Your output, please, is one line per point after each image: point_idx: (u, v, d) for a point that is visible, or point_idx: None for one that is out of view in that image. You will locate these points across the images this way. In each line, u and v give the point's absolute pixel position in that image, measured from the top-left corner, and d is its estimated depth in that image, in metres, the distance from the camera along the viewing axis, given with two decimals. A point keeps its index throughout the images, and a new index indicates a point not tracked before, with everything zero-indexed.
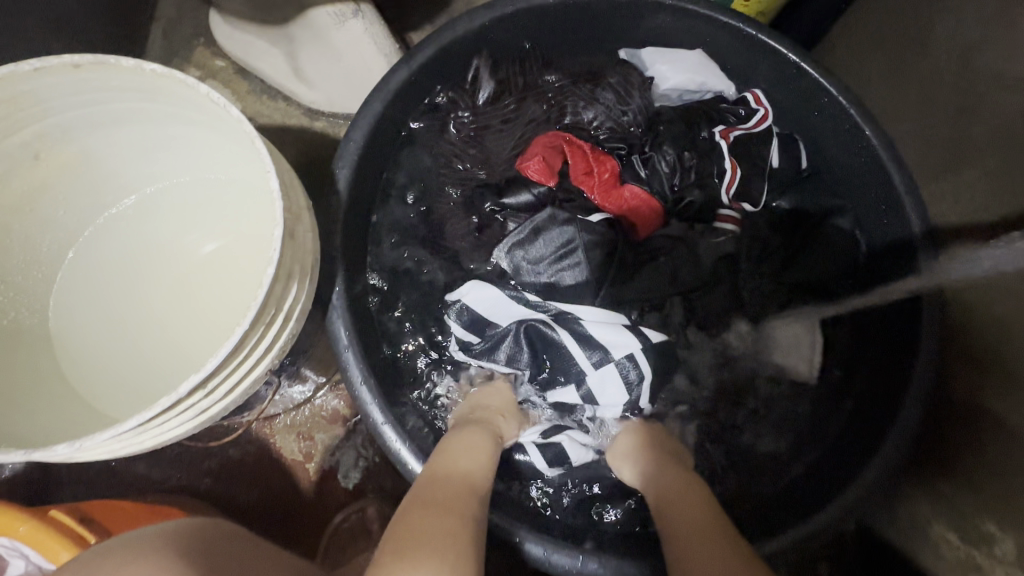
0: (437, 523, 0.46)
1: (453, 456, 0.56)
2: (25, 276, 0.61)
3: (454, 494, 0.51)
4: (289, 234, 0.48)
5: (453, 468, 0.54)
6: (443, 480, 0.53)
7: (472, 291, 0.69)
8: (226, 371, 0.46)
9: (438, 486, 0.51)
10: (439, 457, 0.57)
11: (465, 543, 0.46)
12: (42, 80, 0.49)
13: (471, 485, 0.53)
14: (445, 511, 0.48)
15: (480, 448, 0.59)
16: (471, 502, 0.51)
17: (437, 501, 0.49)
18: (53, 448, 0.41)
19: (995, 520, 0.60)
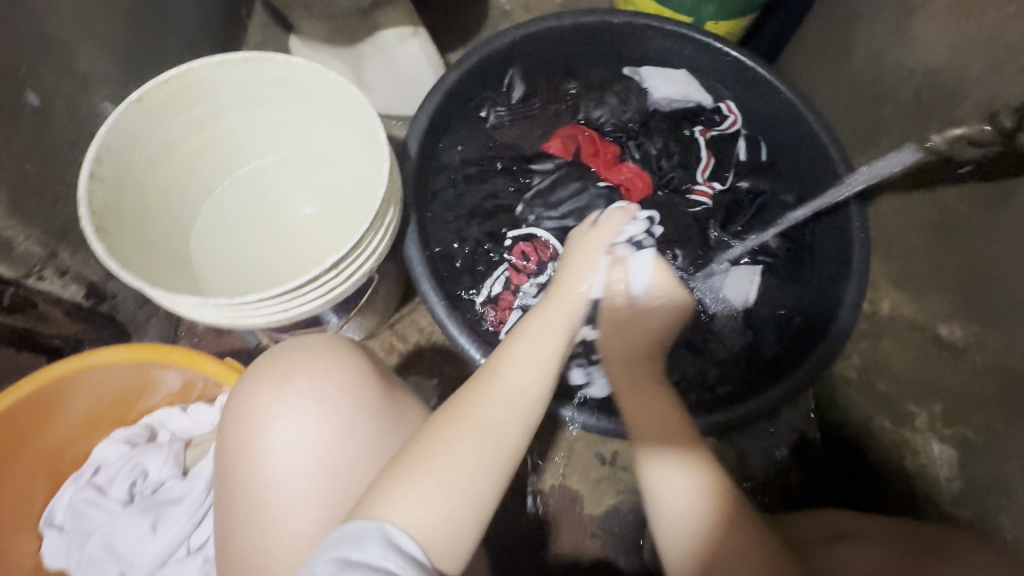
0: (462, 447, 0.51)
1: (511, 354, 0.58)
2: (182, 217, 0.81)
3: (485, 414, 0.53)
4: (392, 174, 0.69)
5: (503, 373, 0.56)
6: (484, 389, 0.55)
7: (522, 229, 0.95)
8: (350, 258, 0.66)
9: (478, 400, 0.54)
10: (503, 352, 0.58)
11: (474, 472, 0.50)
12: (221, 69, 0.71)
13: (517, 398, 0.55)
14: (475, 434, 0.52)
15: (552, 337, 0.60)
16: (513, 409, 0.54)
17: (469, 413, 0.53)
18: (245, 299, 0.61)
19: (915, 401, 0.77)
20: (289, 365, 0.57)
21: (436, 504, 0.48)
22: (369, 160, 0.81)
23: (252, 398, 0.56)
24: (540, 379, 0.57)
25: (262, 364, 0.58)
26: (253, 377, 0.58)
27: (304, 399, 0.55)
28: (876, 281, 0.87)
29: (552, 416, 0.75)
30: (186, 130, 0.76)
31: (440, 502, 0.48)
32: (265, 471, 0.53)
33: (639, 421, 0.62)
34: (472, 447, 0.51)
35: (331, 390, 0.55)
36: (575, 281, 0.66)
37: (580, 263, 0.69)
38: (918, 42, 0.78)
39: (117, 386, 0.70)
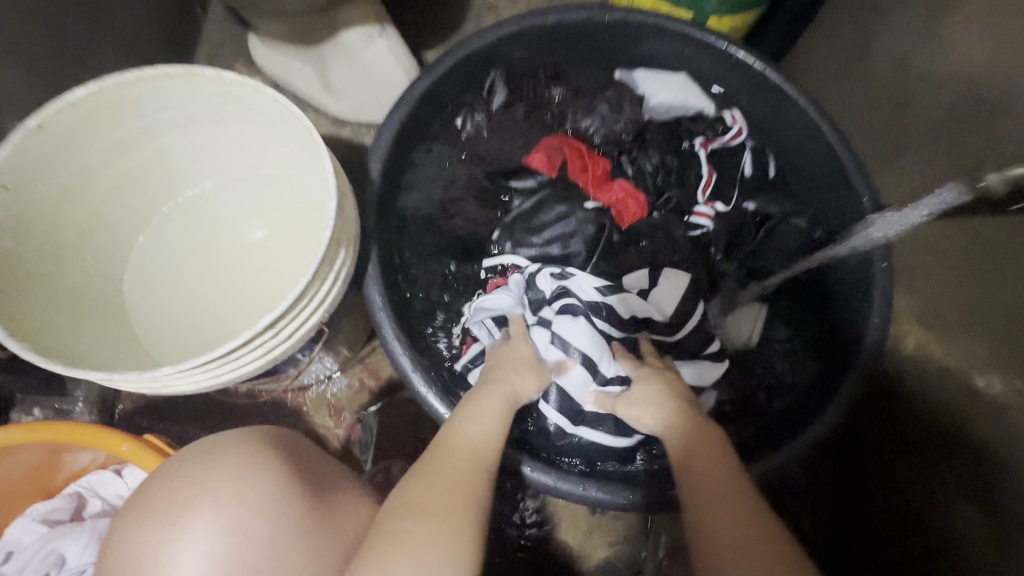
0: (445, 506, 0.53)
1: (465, 424, 0.61)
2: (109, 252, 0.71)
3: (452, 471, 0.55)
4: (342, 210, 0.59)
5: (460, 436, 0.59)
6: (441, 451, 0.58)
7: (492, 258, 0.87)
8: (292, 314, 0.56)
9: (444, 462, 0.56)
10: (451, 423, 0.62)
11: (453, 530, 0.51)
12: (138, 87, 0.60)
13: (478, 454, 0.58)
14: (448, 487, 0.54)
15: (497, 407, 0.63)
16: (474, 471, 0.56)
17: (439, 473, 0.55)
18: (157, 371, 0.51)
19: (942, 455, 0.69)
20: (190, 484, 0.52)
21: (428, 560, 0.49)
22: (322, 187, 0.70)
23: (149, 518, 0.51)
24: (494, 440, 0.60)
25: (164, 474, 0.53)
26: (153, 490, 0.52)
27: (202, 525, 0.50)
28: (898, 315, 0.77)
29: (520, 478, 0.66)
30: (105, 156, 0.65)
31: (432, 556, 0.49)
32: None
33: (690, 455, 0.59)
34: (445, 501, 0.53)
35: (233, 506, 0.50)
36: (519, 375, 0.68)
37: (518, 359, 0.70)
38: (953, 45, 0.67)
39: (25, 465, 0.63)
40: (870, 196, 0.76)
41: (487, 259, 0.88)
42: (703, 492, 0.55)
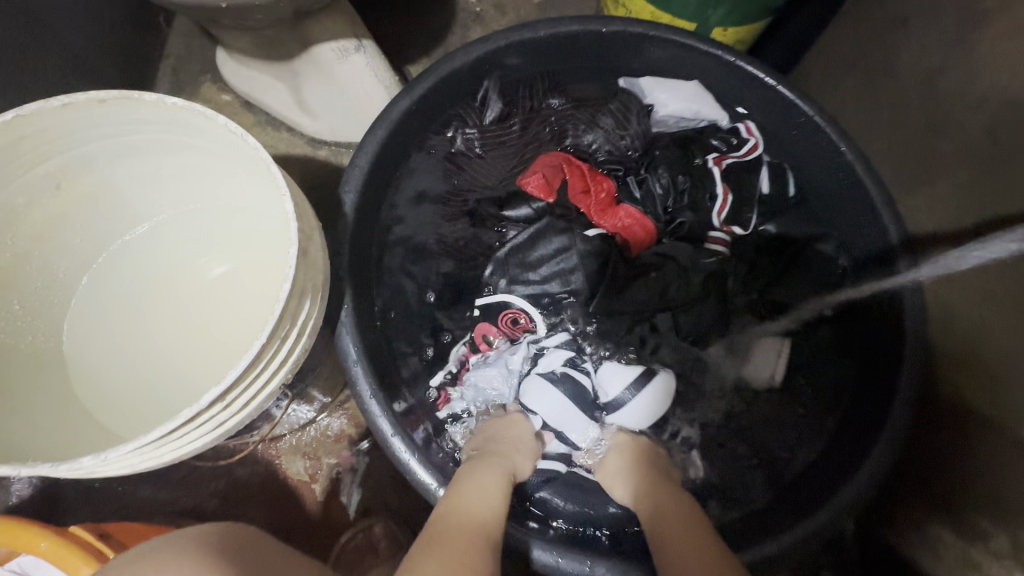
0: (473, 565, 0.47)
1: (467, 493, 0.56)
2: (42, 299, 0.63)
3: (465, 533, 0.50)
4: (305, 254, 0.51)
5: (464, 504, 0.55)
6: (442, 519, 0.52)
7: (493, 295, 0.79)
8: (246, 383, 0.47)
9: (457, 525, 0.51)
10: (451, 495, 0.56)
11: None
12: (65, 115, 0.52)
13: (487, 522, 0.53)
14: (459, 550, 0.48)
15: (497, 482, 0.60)
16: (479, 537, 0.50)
17: (451, 540, 0.49)
18: (76, 462, 0.42)
19: (989, 516, 0.61)
20: None
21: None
22: (286, 222, 0.62)
23: None
24: (501, 509, 0.56)
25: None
26: None
27: None
28: (933, 353, 0.70)
29: (527, 562, 0.58)
30: (35, 192, 0.57)
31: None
32: None
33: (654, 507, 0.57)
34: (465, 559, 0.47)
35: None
36: (520, 455, 0.67)
37: (513, 440, 0.69)
38: (986, 58, 0.61)
39: None
40: (895, 226, 0.69)
41: (481, 298, 0.80)
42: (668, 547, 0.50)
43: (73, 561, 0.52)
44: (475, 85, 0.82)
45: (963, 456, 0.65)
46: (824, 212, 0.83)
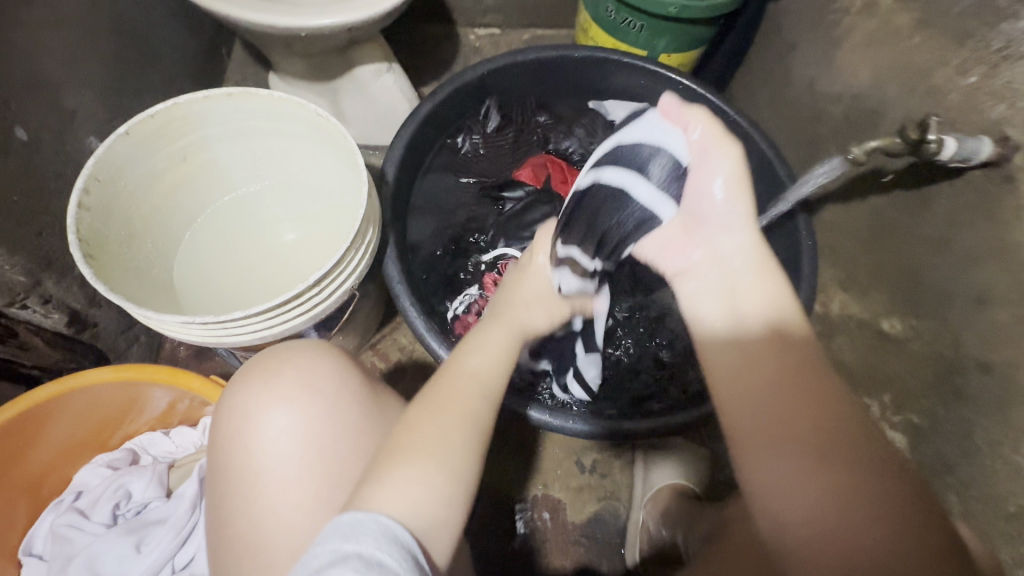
0: (455, 434, 0.51)
1: (472, 357, 0.59)
2: (164, 241, 0.84)
3: (458, 401, 0.53)
4: (371, 196, 0.74)
5: (470, 365, 0.57)
6: (447, 379, 0.56)
7: (496, 251, 1.01)
8: (333, 275, 0.70)
9: (459, 391, 0.54)
10: (457, 353, 0.60)
11: (454, 442, 0.50)
12: (204, 104, 0.75)
13: (483, 382, 0.56)
14: (453, 418, 0.52)
15: (498, 341, 0.62)
16: (473, 397, 0.54)
17: (444, 406, 0.52)
18: (231, 316, 0.65)
19: (864, 392, 0.83)
20: (277, 358, 0.57)
21: (438, 485, 0.47)
22: (347, 186, 0.86)
23: (241, 389, 0.56)
24: (503, 371, 0.59)
25: (251, 363, 0.59)
26: (241, 375, 0.58)
27: (289, 392, 0.55)
28: (826, 284, 0.93)
29: (527, 421, 0.78)
30: (171, 160, 0.79)
31: (442, 485, 0.48)
32: (256, 455, 0.53)
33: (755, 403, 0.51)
34: (447, 427, 0.51)
35: (330, 387, 0.56)
36: (527, 309, 0.67)
37: (535, 294, 0.69)
38: (842, 69, 0.87)
39: (95, 414, 0.70)
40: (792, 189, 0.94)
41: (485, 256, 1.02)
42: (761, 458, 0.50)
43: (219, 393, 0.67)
44: (478, 103, 1.06)
45: (843, 353, 0.87)
46: None
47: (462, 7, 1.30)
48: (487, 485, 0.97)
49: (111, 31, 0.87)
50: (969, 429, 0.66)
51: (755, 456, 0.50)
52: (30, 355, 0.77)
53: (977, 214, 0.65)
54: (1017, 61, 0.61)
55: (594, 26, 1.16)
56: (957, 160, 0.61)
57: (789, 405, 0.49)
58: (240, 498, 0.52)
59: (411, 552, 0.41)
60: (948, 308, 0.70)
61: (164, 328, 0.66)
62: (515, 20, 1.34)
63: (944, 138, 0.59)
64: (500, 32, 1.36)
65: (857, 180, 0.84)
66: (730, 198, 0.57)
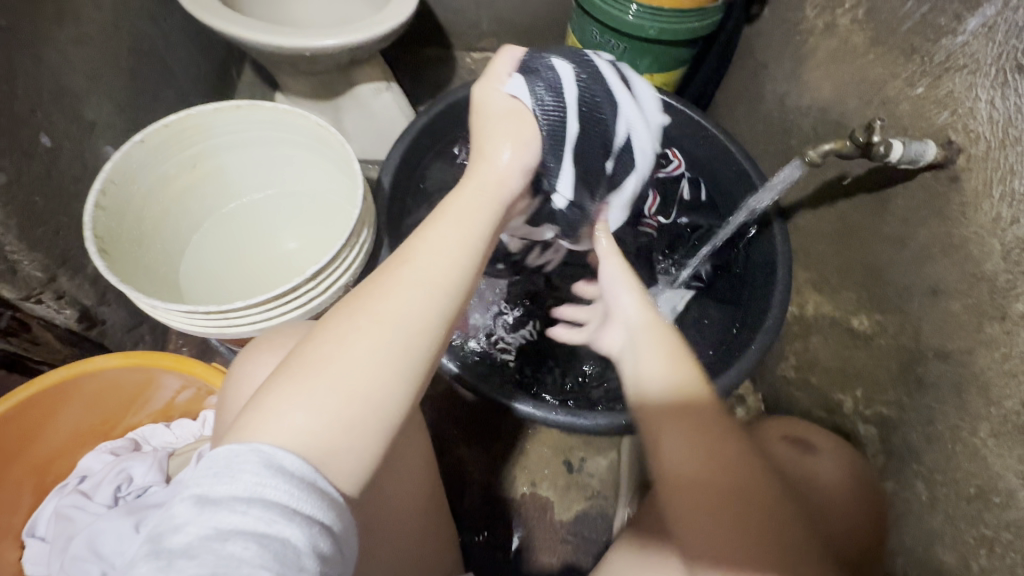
0: (361, 341, 0.45)
1: (417, 252, 0.51)
2: (171, 243, 0.89)
3: (380, 308, 0.47)
4: (366, 199, 0.79)
5: (410, 260, 0.51)
6: (381, 280, 0.49)
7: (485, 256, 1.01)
8: (329, 271, 0.75)
9: (385, 293, 0.48)
10: (411, 243, 0.53)
11: (373, 368, 0.45)
12: (213, 114, 0.82)
13: (420, 281, 0.49)
14: (368, 327, 0.46)
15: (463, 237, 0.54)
16: (412, 310, 0.48)
17: (357, 312, 0.47)
18: (233, 307, 0.69)
19: (840, 388, 0.86)
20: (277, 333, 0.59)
21: (332, 409, 0.43)
22: (345, 193, 0.92)
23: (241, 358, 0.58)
24: (452, 263, 0.52)
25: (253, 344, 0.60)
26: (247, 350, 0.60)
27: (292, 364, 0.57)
28: (802, 286, 0.97)
29: (511, 412, 0.80)
30: (181, 167, 0.85)
31: (342, 408, 0.43)
32: None
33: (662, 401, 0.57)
34: (353, 338, 0.46)
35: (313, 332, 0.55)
36: (487, 158, 0.61)
37: (510, 126, 0.62)
38: (809, 84, 0.93)
39: (102, 401, 0.73)
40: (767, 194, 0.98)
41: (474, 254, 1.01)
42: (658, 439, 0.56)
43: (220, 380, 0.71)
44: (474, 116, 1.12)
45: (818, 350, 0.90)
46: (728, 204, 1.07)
47: (458, 32, 1.39)
48: (477, 483, 1.00)
49: (130, 51, 0.95)
50: (933, 416, 0.69)
51: (658, 438, 0.55)
52: (39, 350, 0.81)
53: (930, 212, 0.70)
54: (956, 71, 0.66)
55: (580, 48, 1.24)
56: (906, 162, 0.66)
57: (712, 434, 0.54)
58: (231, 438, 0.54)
59: (310, 480, 0.40)
60: (910, 302, 0.73)
61: (170, 318, 0.71)
62: (508, 43, 1.42)
63: (892, 142, 0.64)
64: (494, 54, 1.44)
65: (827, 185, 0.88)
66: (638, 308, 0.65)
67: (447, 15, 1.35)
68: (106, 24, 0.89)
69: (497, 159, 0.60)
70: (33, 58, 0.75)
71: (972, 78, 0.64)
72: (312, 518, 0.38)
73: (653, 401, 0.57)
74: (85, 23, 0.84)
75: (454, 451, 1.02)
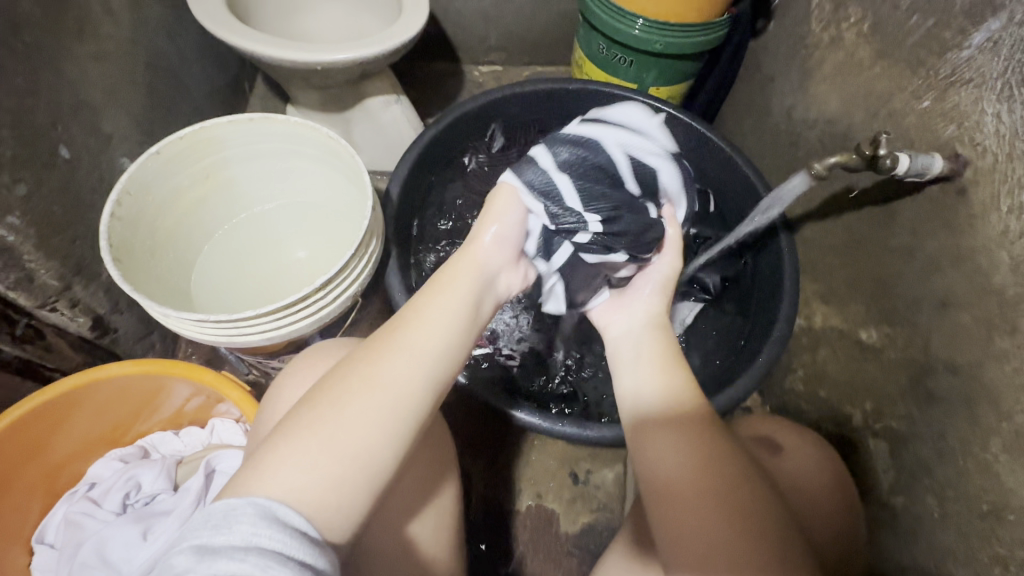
0: (353, 405, 0.50)
1: (410, 315, 0.57)
2: (183, 253, 0.90)
3: (371, 374, 0.52)
4: (375, 210, 0.80)
5: (401, 327, 0.55)
6: (374, 346, 0.54)
7: None
8: (338, 281, 0.76)
9: (376, 359, 0.53)
10: (406, 308, 0.58)
11: (367, 430, 0.49)
12: (226, 128, 0.84)
13: (409, 348, 0.54)
14: (357, 391, 0.51)
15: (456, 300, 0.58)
16: (405, 374, 0.52)
17: (348, 376, 0.52)
18: (243, 315, 0.70)
19: (849, 401, 0.85)
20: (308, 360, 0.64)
21: (324, 467, 0.47)
22: (355, 204, 0.93)
23: (278, 385, 0.63)
24: (440, 328, 0.56)
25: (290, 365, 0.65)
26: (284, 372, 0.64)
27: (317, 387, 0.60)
28: (809, 299, 0.96)
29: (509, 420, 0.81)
30: (194, 179, 0.87)
31: (333, 469, 0.48)
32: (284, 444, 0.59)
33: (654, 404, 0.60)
34: (344, 401, 0.50)
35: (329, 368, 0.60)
36: (490, 224, 0.62)
37: (495, 202, 0.63)
38: (815, 97, 0.93)
39: (114, 408, 0.74)
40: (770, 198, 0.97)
41: None
42: (649, 445, 0.58)
43: (229, 389, 0.72)
44: (484, 127, 1.13)
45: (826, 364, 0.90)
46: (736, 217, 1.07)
47: (467, 46, 1.41)
48: (483, 495, 1.00)
49: (147, 66, 0.97)
50: (944, 431, 0.69)
51: (652, 444, 0.58)
52: (54, 357, 0.83)
53: (938, 224, 0.69)
54: (962, 85, 0.67)
55: (587, 62, 1.25)
56: (913, 174, 0.66)
57: (706, 434, 0.57)
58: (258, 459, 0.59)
59: (304, 532, 0.44)
60: (919, 315, 0.73)
61: (180, 327, 0.72)
62: (516, 58, 1.44)
63: (899, 155, 0.64)
64: (503, 68, 1.47)
65: (834, 196, 0.88)
66: (653, 295, 0.69)
67: (456, 30, 1.37)
68: (125, 39, 0.91)
69: (482, 234, 0.62)
70: (54, 72, 0.77)
71: (978, 91, 0.65)
72: (305, 564, 0.41)
73: (643, 409, 0.60)
74: (104, 39, 0.86)
75: (460, 462, 1.02)
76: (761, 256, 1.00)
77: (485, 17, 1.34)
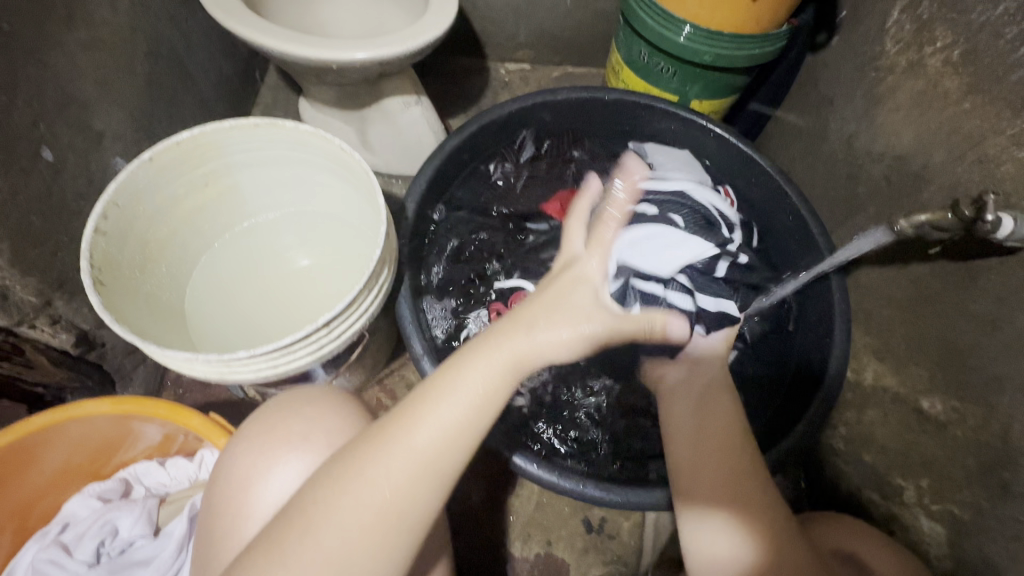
0: (350, 512, 0.46)
1: (426, 412, 0.49)
2: (177, 266, 0.82)
3: (384, 495, 0.46)
4: (389, 236, 0.72)
5: (418, 437, 0.48)
6: (387, 451, 0.47)
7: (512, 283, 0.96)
8: (344, 317, 0.68)
9: (380, 459, 0.47)
10: (420, 403, 0.49)
11: (363, 546, 0.45)
12: (226, 134, 0.75)
13: (430, 461, 0.47)
14: (377, 519, 0.46)
15: (475, 409, 0.49)
16: (414, 481, 0.47)
17: (358, 490, 0.46)
18: (234, 355, 0.62)
19: (901, 474, 0.77)
20: (280, 415, 0.57)
21: None
22: (367, 221, 0.84)
23: (238, 451, 0.56)
24: (468, 433, 0.49)
25: (258, 417, 0.58)
26: (248, 428, 0.58)
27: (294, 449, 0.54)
28: (859, 350, 0.87)
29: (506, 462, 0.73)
30: (192, 186, 0.79)
31: None
32: (249, 518, 0.53)
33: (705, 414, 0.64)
34: (363, 529, 0.45)
35: (314, 433, 0.56)
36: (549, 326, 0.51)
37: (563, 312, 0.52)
38: (884, 128, 0.83)
39: (93, 440, 0.68)
40: (823, 236, 0.86)
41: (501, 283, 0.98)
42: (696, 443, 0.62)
43: (216, 433, 0.66)
44: (515, 132, 1.04)
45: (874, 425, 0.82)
46: (782, 254, 0.97)
47: (494, 42, 1.31)
48: (489, 538, 0.93)
49: (148, 55, 0.89)
50: (1021, 532, 0.61)
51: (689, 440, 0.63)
52: (35, 372, 0.76)
53: None
54: None
55: (625, 68, 1.15)
56: (1013, 240, 0.57)
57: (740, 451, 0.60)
58: (233, 542, 0.53)
59: None
60: (1000, 395, 0.64)
61: (164, 361, 0.63)
62: (546, 57, 1.34)
63: (1000, 216, 0.55)
64: (531, 67, 1.37)
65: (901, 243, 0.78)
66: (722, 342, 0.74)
67: (484, 24, 1.27)
68: (123, 26, 0.83)
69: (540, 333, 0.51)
70: (37, 65, 0.69)
71: None
72: None
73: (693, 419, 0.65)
74: (100, 27, 0.78)
75: (468, 502, 0.95)
76: (808, 297, 0.91)
77: (516, 11, 1.24)
